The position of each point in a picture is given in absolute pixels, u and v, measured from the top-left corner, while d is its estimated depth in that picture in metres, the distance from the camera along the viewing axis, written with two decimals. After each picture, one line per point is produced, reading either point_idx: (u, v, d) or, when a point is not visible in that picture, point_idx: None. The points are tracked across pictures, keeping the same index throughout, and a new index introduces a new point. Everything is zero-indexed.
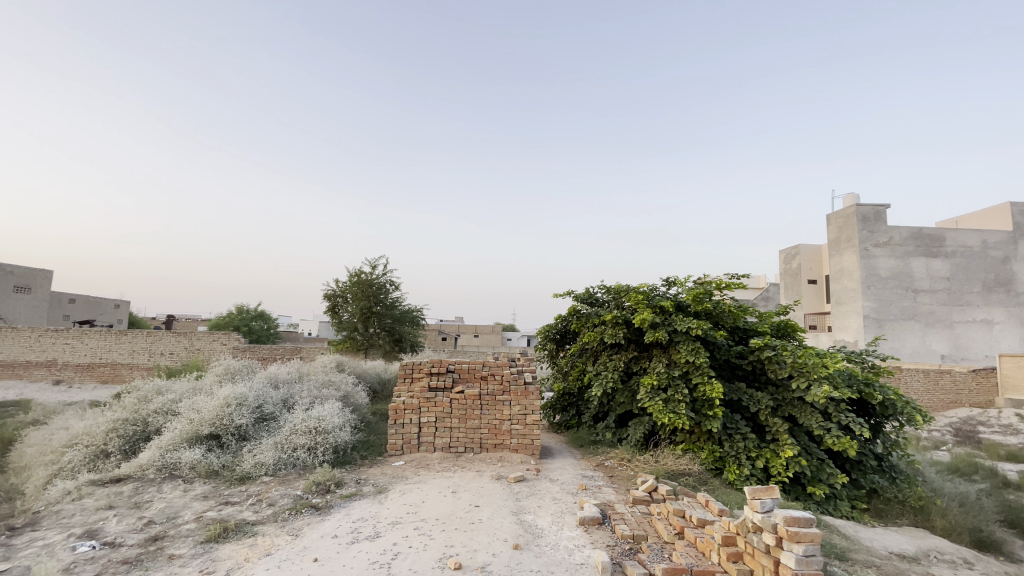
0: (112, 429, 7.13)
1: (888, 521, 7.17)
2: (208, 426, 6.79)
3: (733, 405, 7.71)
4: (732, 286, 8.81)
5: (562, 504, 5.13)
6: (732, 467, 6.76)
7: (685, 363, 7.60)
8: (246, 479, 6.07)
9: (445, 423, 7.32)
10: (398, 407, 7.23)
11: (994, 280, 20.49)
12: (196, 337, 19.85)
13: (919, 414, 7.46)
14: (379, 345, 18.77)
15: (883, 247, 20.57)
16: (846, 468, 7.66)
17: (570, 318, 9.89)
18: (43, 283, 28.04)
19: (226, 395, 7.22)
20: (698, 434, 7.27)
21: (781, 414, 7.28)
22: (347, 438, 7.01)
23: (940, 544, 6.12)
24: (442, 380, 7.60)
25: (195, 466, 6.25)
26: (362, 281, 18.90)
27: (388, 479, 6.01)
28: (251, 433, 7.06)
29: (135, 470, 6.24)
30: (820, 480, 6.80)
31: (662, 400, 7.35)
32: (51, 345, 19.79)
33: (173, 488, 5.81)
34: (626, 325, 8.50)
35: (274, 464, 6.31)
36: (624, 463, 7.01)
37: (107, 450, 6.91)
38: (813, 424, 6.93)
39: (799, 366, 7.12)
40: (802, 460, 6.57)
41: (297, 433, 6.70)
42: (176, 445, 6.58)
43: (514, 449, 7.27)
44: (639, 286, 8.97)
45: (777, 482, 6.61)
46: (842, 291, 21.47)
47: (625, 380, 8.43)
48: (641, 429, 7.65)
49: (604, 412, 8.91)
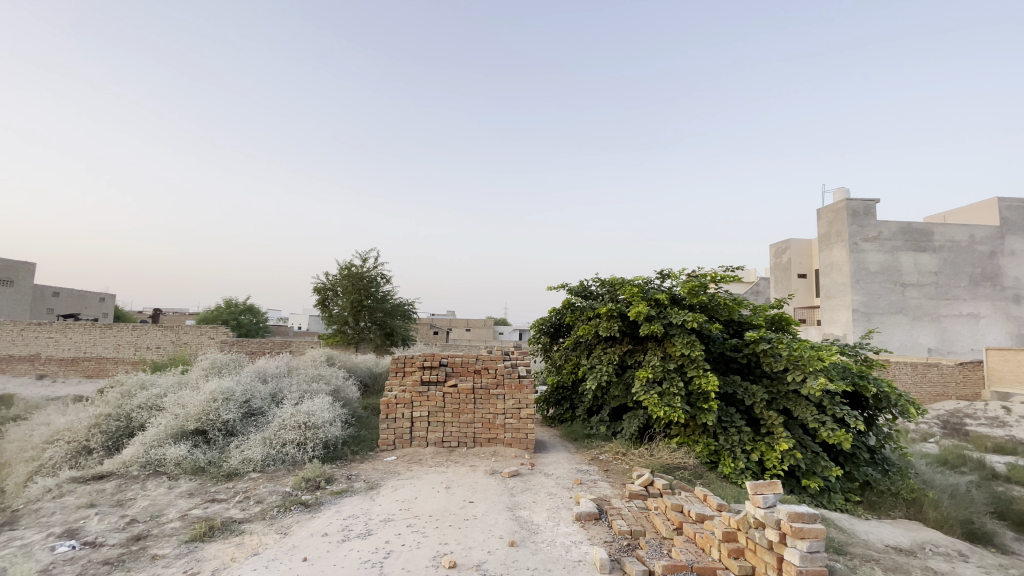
0: (94, 424, 6.94)
1: (881, 513, 7.18)
2: (194, 422, 6.63)
3: (728, 398, 7.67)
4: (727, 279, 8.75)
5: (557, 500, 5.04)
6: (727, 460, 6.71)
7: (680, 356, 7.55)
8: (234, 475, 5.92)
9: (438, 418, 7.20)
10: (389, 402, 7.10)
11: (980, 274, 20.69)
12: (183, 331, 19.53)
13: (913, 407, 7.47)
14: (369, 339, 18.60)
15: (872, 242, 20.69)
16: (839, 460, 7.67)
17: (564, 311, 9.82)
18: (26, 277, 27.48)
19: (212, 389, 7.05)
20: (693, 428, 7.22)
21: (776, 407, 7.25)
22: (337, 433, 6.87)
23: (935, 537, 6.13)
24: (434, 373, 7.39)
25: (181, 462, 6.08)
26: (353, 274, 18.70)
27: (379, 474, 5.89)
28: (239, 428, 6.89)
29: (119, 467, 6.07)
30: (815, 473, 6.77)
31: (656, 393, 7.28)
32: (34, 339, 19.37)
33: (157, 486, 5.64)
34: (620, 318, 8.44)
35: (263, 459, 6.16)
36: (619, 457, 6.94)
37: (89, 447, 6.72)
38: (808, 417, 6.89)
39: (795, 359, 7.09)
40: (796, 453, 6.54)
41: (285, 428, 6.56)
42: (161, 441, 6.41)
43: (508, 444, 7.17)
44: (634, 279, 8.90)
45: (772, 475, 6.58)
46: (831, 285, 21.59)
47: (620, 374, 8.36)
48: (636, 423, 7.60)
49: (598, 406, 8.85)
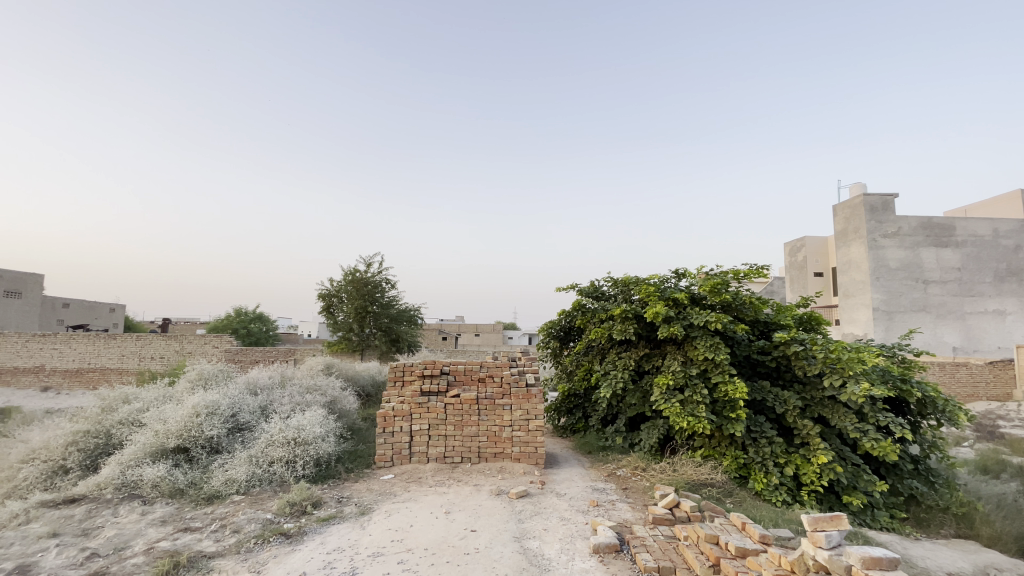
0: (71, 442, 6.44)
1: (930, 531, 6.48)
2: (175, 439, 6.10)
3: (755, 406, 7.00)
4: (751, 275, 8.12)
5: (571, 527, 4.44)
6: (759, 475, 6.07)
7: (703, 360, 6.92)
8: (215, 498, 5.40)
9: (439, 431, 6.63)
10: (387, 414, 6.54)
11: (1006, 269, 19.77)
12: (187, 340, 19.19)
13: (962, 413, 6.73)
14: (375, 346, 18.09)
15: (892, 238, 19.83)
16: (881, 472, 7.00)
17: (575, 313, 9.22)
18: (34, 288, 27.40)
19: (195, 403, 6.55)
20: (719, 439, 6.57)
21: (810, 415, 6.58)
22: (330, 449, 6.31)
23: (997, 559, 5.43)
24: (435, 383, 6.86)
25: (158, 484, 5.56)
26: (357, 279, 18.24)
27: (373, 497, 5.31)
28: (225, 445, 6.37)
29: (92, 489, 5.57)
30: (856, 488, 6.11)
31: (678, 402, 6.67)
32: (38, 351, 19.10)
33: (130, 511, 5.12)
34: (635, 320, 7.83)
35: (248, 480, 5.61)
36: (638, 472, 6.31)
37: (66, 466, 6.25)
38: (848, 426, 6.22)
39: (832, 361, 6.43)
40: (837, 466, 5.88)
41: (273, 445, 6.02)
42: (139, 460, 5.90)
43: (516, 459, 6.57)
44: (649, 278, 8.31)
45: (811, 492, 5.92)
46: (849, 284, 20.75)
47: (636, 380, 7.76)
48: (655, 434, 6.96)
49: (613, 415, 8.20)
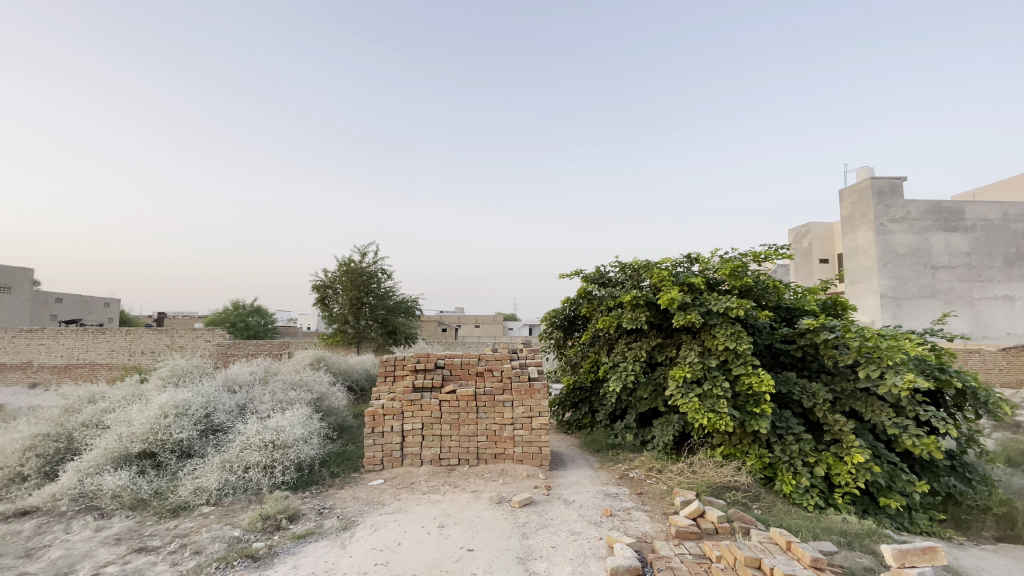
0: (29, 447, 5.83)
1: (973, 534, 5.89)
2: (140, 443, 5.51)
3: (779, 399, 6.42)
4: (772, 257, 7.49)
5: (583, 543, 3.85)
6: (787, 476, 5.49)
7: (723, 351, 6.32)
8: (181, 510, 4.81)
9: (433, 431, 6.04)
10: (376, 413, 5.94)
11: (1016, 254, 19.11)
12: (178, 335, 18.61)
13: (1006, 405, 6.09)
14: (371, 338, 17.47)
15: (900, 223, 19.17)
16: (915, 469, 6.40)
17: (580, 302, 8.63)
18: (24, 282, 26.69)
19: (163, 403, 5.94)
20: (741, 436, 5.98)
21: (840, 409, 6.00)
22: (313, 452, 5.73)
23: None
24: (429, 378, 6.27)
25: (120, 495, 4.96)
26: (352, 269, 17.59)
27: (358, 507, 4.71)
28: (197, 448, 5.79)
29: (46, 501, 4.98)
30: (892, 490, 5.54)
31: (696, 396, 6.08)
32: (26, 346, 18.50)
33: (84, 527, 4.54)
34: (647, 307, 7.21)
35: (219, 489, 5.03)
36: (653, 474, 5.74)
37: (23, 474, 5.65)
38: (884, 421, 5.62)
39: (867, 350, 5.77)
40: (873, 466, 5.28)
41: (249, 448, 5.43)
42: (100, 467, 5.30)
43: (518, 460, 6.00)
44: (660, 262, 7.71)
45: (844, 495, 5.35)
46: (857, 270, 20.10)
47: (647, 372, 7.20)
48: (670, 430, 6.39)
49: (621, 411, 7.65)
